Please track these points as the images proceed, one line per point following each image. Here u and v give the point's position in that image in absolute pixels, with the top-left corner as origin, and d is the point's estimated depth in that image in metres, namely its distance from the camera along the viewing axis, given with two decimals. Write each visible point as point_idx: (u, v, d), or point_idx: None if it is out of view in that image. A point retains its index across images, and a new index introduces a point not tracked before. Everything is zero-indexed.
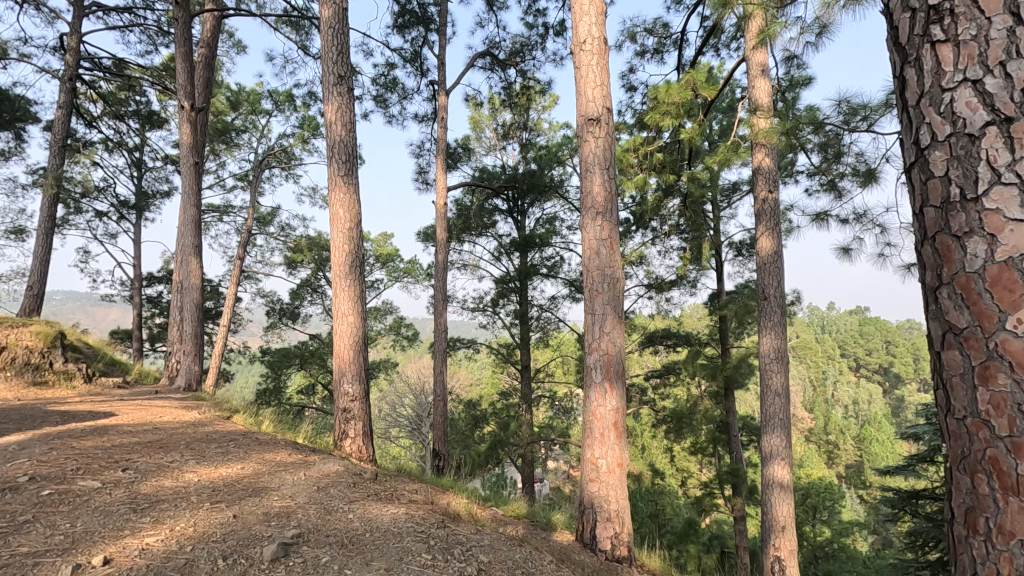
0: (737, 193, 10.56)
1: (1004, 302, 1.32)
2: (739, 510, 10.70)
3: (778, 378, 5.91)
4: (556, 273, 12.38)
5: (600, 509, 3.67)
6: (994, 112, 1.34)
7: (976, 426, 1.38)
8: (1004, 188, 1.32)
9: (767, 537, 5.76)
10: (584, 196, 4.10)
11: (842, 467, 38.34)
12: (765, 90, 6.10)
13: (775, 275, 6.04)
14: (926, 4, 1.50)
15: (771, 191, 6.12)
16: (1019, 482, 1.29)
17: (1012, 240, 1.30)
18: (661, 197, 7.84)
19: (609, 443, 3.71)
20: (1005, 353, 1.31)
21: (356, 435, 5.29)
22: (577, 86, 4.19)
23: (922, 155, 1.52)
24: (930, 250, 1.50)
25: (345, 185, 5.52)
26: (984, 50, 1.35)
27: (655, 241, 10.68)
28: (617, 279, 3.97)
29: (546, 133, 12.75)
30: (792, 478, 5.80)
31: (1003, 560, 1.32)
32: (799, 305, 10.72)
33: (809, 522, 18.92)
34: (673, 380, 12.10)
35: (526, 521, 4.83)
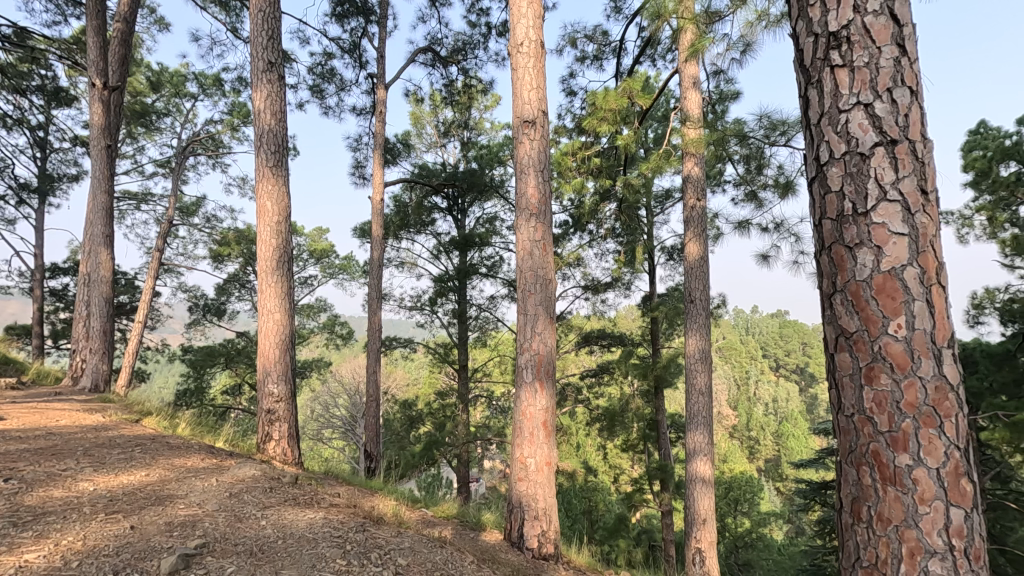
0: (670, 200, 10.98)
1: (886, 309, 1.46)
2: (666, 505, 11.12)
3: (702, 378, 6.19)
4: (495, 273, 12.41)
5: (528, 508, 3.70)
6: (882, 134, 1.49)
7: (862, 422, 1.49)
8: (889, 204, 1.47)
9: (689, 529, 6.02)
10: (518, 198, 4.14)
11: (762, 461, 40.88)
12: (695, 102, 6.38)
13: (701, 278, 6.33)
14: (826, 30, 1.59)
15: (699, 199, 6.40)
16: (897, 473, 1.42)
17: (894, 252, 1.45)
18: (598, 201, 8.03)
19: (537, 442, 3.75)
20: (886, 355, 1.45)
21: (281, 437, 5.08)
22: (514, 87, 4.22)
23: (820, 171, 1.61)
24: (827, 259, 1.59)
25: (273, 177, 5.28)
26: (875, 78, 1.50)
27: (592, 243, 10.91)
28: (549, 280, 4.03)
29: (488, 133, 12.76)
30: (713, 472, 6.09)
31: (882, 545, 1.44)
32: (725, 308, 11.27)
33: (730, 514, 20.00)
34: (607, 380, 12.41)
35: (456, 521, 4.83)
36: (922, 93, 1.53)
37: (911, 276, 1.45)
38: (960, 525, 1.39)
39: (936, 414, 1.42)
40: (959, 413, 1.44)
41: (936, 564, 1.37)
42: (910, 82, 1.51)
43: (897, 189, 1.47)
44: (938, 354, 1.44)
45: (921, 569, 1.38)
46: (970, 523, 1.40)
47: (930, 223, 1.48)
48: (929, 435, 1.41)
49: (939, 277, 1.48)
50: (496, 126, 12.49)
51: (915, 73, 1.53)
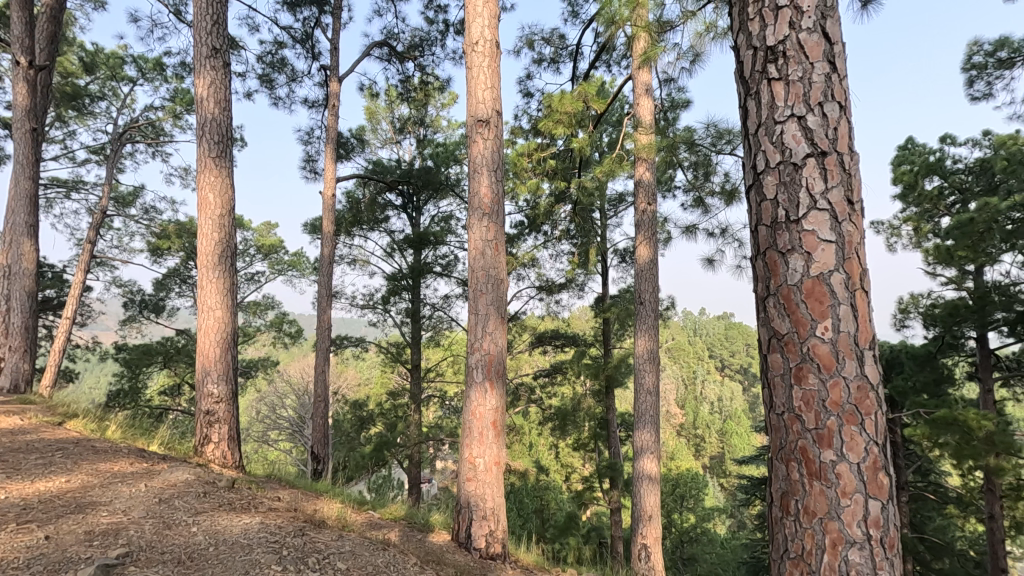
0: (623, 203, 11.20)
1: (814, 312, 1.54)
2: (616, 502, 11.33)
3: (650, 378, 6.34)
4: (449, 272, 12.33)
5: (476, 508, 3.69)
6: (814, 146, 1.56)
7: (791, 420, 1.56)
8: (818, 213, 1.55)
9: (636, 526, 6.15)
10: (471, 197, 4.12)
11: (707, 458, 42.38)
12: (648, 109, 6.53)
13: (651, 280, 6.48)
14: (764, 44, 1.66)
15: (650, 203, 6.56)
16: (822, 468, 1.50)
17: (823, 258, 1.53)
18: (553, 203, 8.09)
19: (487, 442, 3.75)
20: (815, 356, 1.53)
21: (220, 439, 4.87)
22: (468, 86, 4.21)
23: (757, 179, 1.67)
24: (761, 264, 1.66)
25: (216, 168, 5.06)
26: (807, 92, 1.58)
27: (547, 245, 10.99)
28: (501, 280, 4.03)
29: (445, 131, 12.65)
30: (659, 470, 6.26)
31: (807, 537, 1.51)
32: (674, 310, 11.59)
33: (677, 510, 20.61)
34: (559, 380, 12.55)
35: (403, 523, 4.76)
36: (850, 109, 1.62)
37: (837, 281, 1.53)
38: (877, 516, 1.47)
39: (857, 411, 1.50)
40: (878, 410, 1.53)
41: (855, 553, 1.45)
42: (839, 98, 1.60)
43: (826, 199, 1.55)
44: (860, 355, 1.52)
45: (842, 558, 1.46)
46: (887, 514, 1.49)
47: (855, 231, 1.57)
48: (851, 432, 1.49)
49: (863, 283, 1.57)
50: (453, 124, 12.41)
51: (844, 89, 1.62)
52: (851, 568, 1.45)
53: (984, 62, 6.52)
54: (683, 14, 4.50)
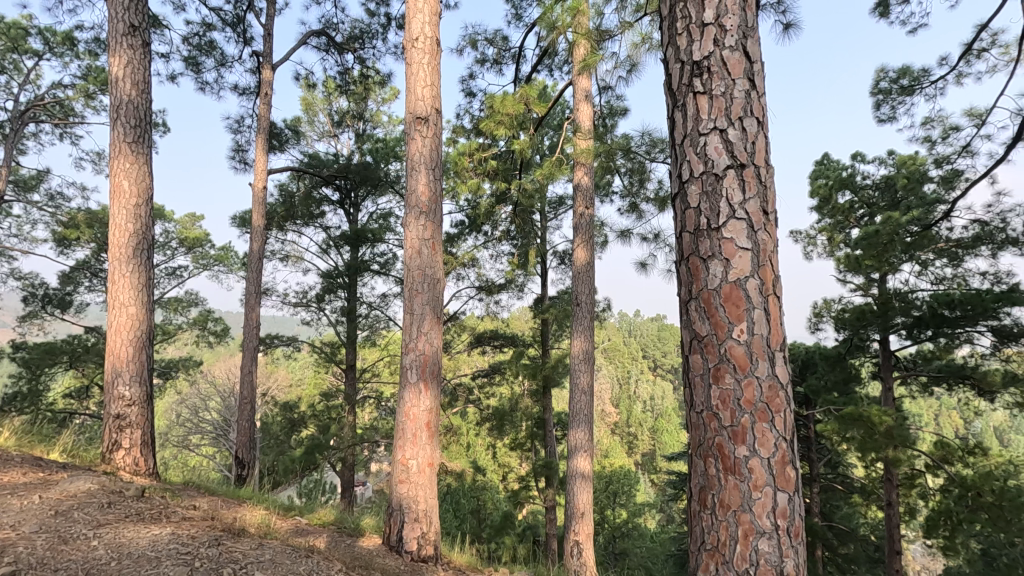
0: (563, 206, 11.39)
1: (731, 315, 1.62)
2: (551, 500, 11.49)
3: (585, 378, 6.48)
4: (387, 271, 12.09)
5: (408, 510, 3.64)
6: (733, 158, 1.65)
7: (709, 418, 1.64)
8: (737, 222, 1.63)
9: (569, 524, 6.26)
10: (408, 195, 4.06)
11: (639, 455, 43.83)
12: (587, 114, 6.67)
13: (588, 282, 6.63)
14: (690, 58, 1.74)
15: (587, 207, 6.70)
16: (736, 463, 1.58)
17: (740, 264, 1.62)
18: (494, 204, 8.09)
19: (420, 443, 3.71)
20: (731, 357, 1.61)
21: (132, 445, 4.54)
22: (407, 82, 4.14)
23: (682, 188, 1.75)
24: (685, 269, 1.73)
25: (132, 154, 4.72)
26: (729, 107, 1.67)
27: (487, 245, 11.00)
28: (437, 280, 4.00)
29: (385, 126, 12.39)
30: (592, 468, 6.40)
31: (722, 529, 1.59)
32: (610, 311, 11.90)
33: (610, 506, 21.16)
34: (498, 380, 12.60)
35: (332, 528, 4.62)
36: (767, 125, 1.72)
37: (752, 286, 1.63)
38: (784, 507, 1.57)
39: (768, 409, 1.60)
40: (788, 408, 1.63)
41: (764, 543, 1.54)
42: (758, 114, 1.70)
43: (744, 209, 1.64)
44: (772, 356, 1.62)
45: (753, 548, 1.54)
46: (794, 505, 1.59)
47: (769, 240, 1.67)
48: (762, 428, 1.59)
49: (775, 289, 1.67)
50: (393, 120, 12.17)
51: (762, 106, 1.72)
52: (760, 557, 1.54)
53: (890, 88, 7.13)
54: (621, 24, 4.64)
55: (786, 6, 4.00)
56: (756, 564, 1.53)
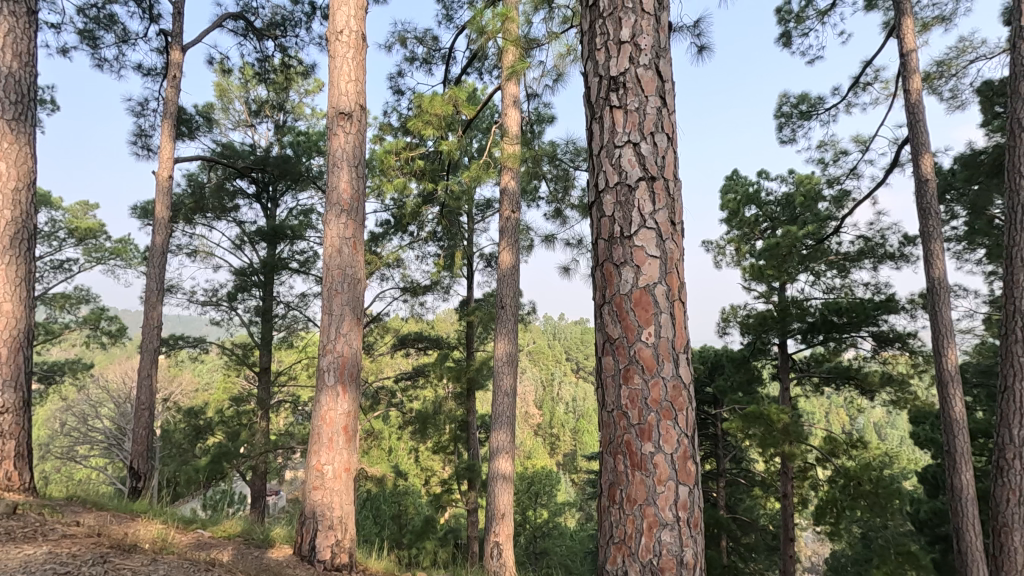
0: (490, 209, 11.44)
1: (641, 319, 1.71)
2: (473, 502, 11.49)
3: (507, 380, 6.54)
4: (307, 269, 11.61)
5: (321, 518, 3.50)
6: (645, 171, 1.75)
7: (619, 416, 1.72)
8: (647, 231, 1.73)
9: (489, 525, 6.28)
10: (328, 191, 3.93)
11: (561, 455, 44.77)
12: (514, 120, 6.75)
13: (512, 285, 6.70)
14: (607, 74, 1.82)
15: (513, 211, 6.78)
16: (643, 459, 1.67)
17: (649, 271, 1.72)
18: (421, 204, 7.98)
19: (337, 448, 3.59)
20: (639, 358, 1.70)
21: (3, 458, 4.05)
22: (330, 76, 4.02)
23: (598, 197, 1.82)
24: (599, 274, 1.81)
25: (12, 134, 4.24)
26: (642, 122, 1.77)
27: (413, 245, 10.84)
28: (358, 280, 3.90)
29: (308, 119, 11.91)
30: (514, 469, 6.46)
31: (629, 523, 1.67)
32: (534, 314, 12.10)
33: (532, 507, 21.47)
34: (422, 383, 12.42)
35: (238, 540, 4.37)
36: (676, 140, 1.83)
37: (660, 292, 1.72)
38: (684, 500, 1.68)
39: (672, 407, 1.70)
40: (690, 406, 1.74)
41: (666, 534, 1.64)
42: (668, 130, 1.81)
43: (654, 219, 1.74)
44: (676, 357, 1.73)
45: (656, 539, 1.63)
46: (693, 497, 1.70)
47: (676, 249, 1.78)
48: (666, 426, 1.69)
49: (680, 295, 1.79)
50: (317, 113, 11.71)
51: (672, 123, 1.83)
52: (663, 547, 1.63)
53: (791, 112, 7.78)
54: (549, 33, 4.74)
55: (701, 30, 4.27)
56: (658, 554, 1.62)
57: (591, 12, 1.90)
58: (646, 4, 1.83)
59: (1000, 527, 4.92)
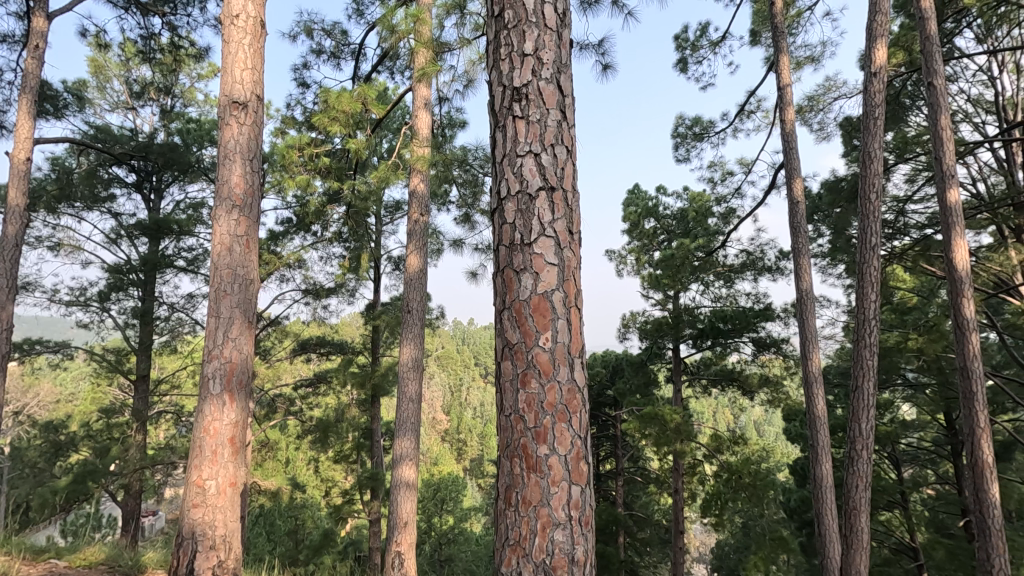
0: (399, 211, 11.23)
1: (539, 324, 1.76)
2: (376, 512, 11.12)
3: (413, 385, 6.41)
4: (195, 268, 10.71)
5: (202, 538, 3.19)
6: (545, 181, 1.80)
7: (516, 420, 1.76)
8: (545, 239, 1.78)
9: (391, 535, 6.07)
10: (219, 184, 3.66)
11: (468, 460, 44.72)
12: (425, 122, 6.67)
13: (419, 289, 6.59)
14: (510, 85, 1.87)
15: (422, 214, 6.70)
16: (538, 461, 1.71)
17: (547, 277, 1.77)
18: (326, 203, 7.63)
19: (221, 462, 3.34)
20: (536, 362, 1.75)
21: None
22: (224, 62, 3.76)
23: (500, 205, 1.86)
24: (499, 281, 1.84)
25: None
26: (543, 133, 1.82)
27: (316, 245, 10.35)
28: (250, 281, 3.66)
29: (200, 106, 11.04)
30: (418, 476, 6.32)
31: (523, 523, 1.70)
32: (443, 319, 11.99)
33: (437, 514, 21.23)
34: (323, 389, 11.87)
35: (101, 569, 3.91)
36: (576, 153, 1.91)
37: (557, 299, 1.78)
38: (577, 499, 1.73)
39: (567, 410, 1.75)
40: (583, 409, 1.81)
41: (559, 533, 1.69)
42: (567, 143, 1.88)
43: (552, 228, 1.80)
44: (571, 362, 1.79)
45: (550, 539, 1.68)
46: (584, 497, 1.76)
47: (573, 257, 1.84)
48: (561, 428, 1.74)
49: (577, 302, 1.86)
50: (210, 99, 10.85)
51: (571, 136, 1.90)
52: (556, 546, 1.68)
53: (685, 133, 8.36)
54: (460, 39, 4.75)
55: (606, 50, 4.49)
56: (551, 554, 1.66)
57: (496, 23, 1.94)
58: (549, 20, 1.90)
59: (851, 510, 5.56)
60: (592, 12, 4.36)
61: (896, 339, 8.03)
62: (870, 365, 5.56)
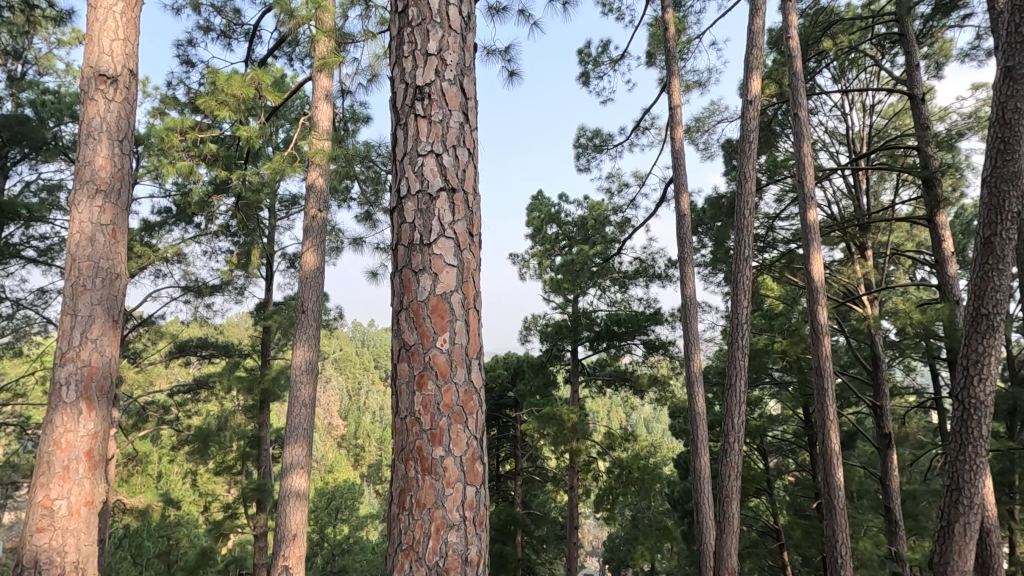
0: (295, 206, 10.66)
1: (435, 326, 1.75)
2: (262, 526, 10.40)
3: (306, 389, 6.07)
4: (50, 260, 9.43)
5: (46, 568, 2.79)
6: (445, 182, 1.80)
7: (411, 422, 1.74)
8: (445, 241, 1.78)
9: (277, 548, 5.68)
10: (79, 166, 3.26)
11: (365, 466, 43.36)
12: (326, 114, 6.36)
13: (315, 289, 6.24)
14: (413, 83, 1.84)
15: (320, 210, 6.37)
16: (432, 463, 1.70)
17: (445, 279, 1.77)
18: (212, 193, 7.04)
19: (74, 479, 2.96)
20: (433, 364, 1.74)
21: None
22: (88, 29, 3.35)
23: (399, 204, 1.83)
24: (397, 281, 1.81)
25: None
26: (445, 134, 1.82)
27: (199, 239, 9.51)
28: (116, 276, 3.29)
29: (59, 76, 9.72)
30: (309, 485, 5.98)
31: (417, 527, 1.68)
32: (341, 321, 11.53)
33: (331, 523, 20.36)
34: (204, 395, 10.92)
35: None
36: (477, 156, 1.92)
37: (455, 300, 1.78)
38: (471, 500, 1.74)
39: (463, 411, 1.76)
40: (480, 410, 1.83)
41: (452, 535, 1.68)
42: (469, 146, 1.89)
43: (452, 229, 1.80)
44: (469, 363, 1.80)
45: (443, 541, 1.67)
46: (478, 497, 1.78)
47: (473, 258, 1.86)
48: (457, 429, 1.74)
49: (476, 304, 1.87)
50: (72, 69, 9.55)
51: (474, 139, 1.92)
52: (448, 548, 1.67)
53: (587, 144, 8.72)
54: (364, 31, 4.61)
55: (512, 57, 4.58)
56: (444, 556, 1.66)
57: (400, 19, 1.91)
58: (453, 22, 1.90)
59: (724, 497, 6.06)
60: (500, 19, 4.42)
61: (765, 342, 8.92)
62: (742, 365, 6.12)
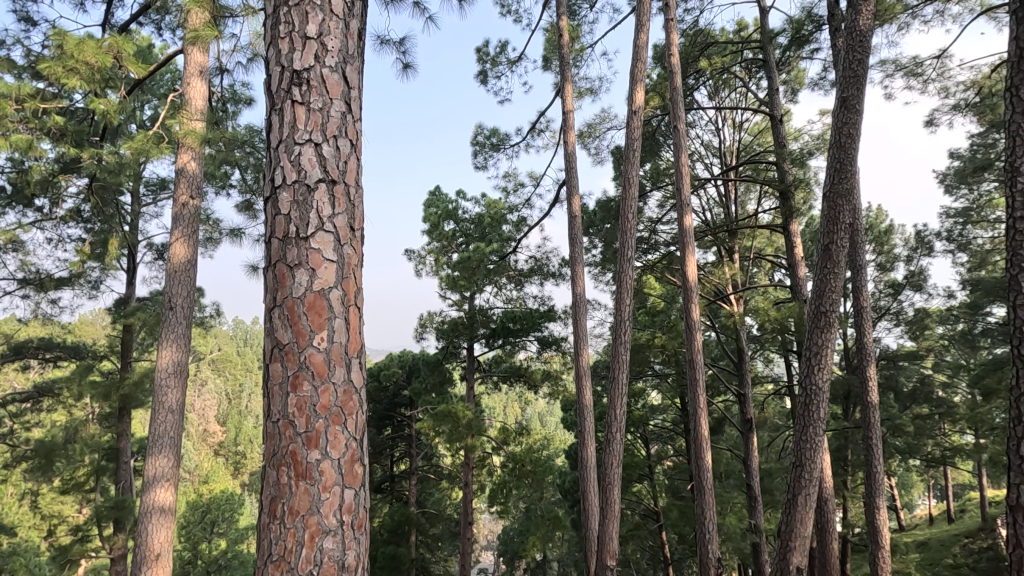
0: (165, 191, 9.64)
1: (313, 324, 1.67)
2: (121, 548, 9.28)
3: (173, 394, 5.48)
4: None
5: None
6: (325, 173, 1.72)
7: (285, 426, 1.64)
8: (324, 235, 1.70)
9: (136, 572, 5.08)
10: None
11: (246, 474, 40.43)
12: (200, 92, 5.80)
13: (185, 283, 5.65)
14: (291, 67, 1.75)
15: (192, 197, 5.78)
16: (308, 467, 1.62)
17: (324, 275, 1.69)
18: (57, 172, 6.13)
19: None
20: (309, 363, 1.65)
21: None
22: None
23: (274, 194, 1.72)
24: (271, 276, 1.70)
25: None
26: (325, 123, 1.74)
27: (42, 224, 8.27)
28: None
29: None
30: (175, 498, 5.42)
31: (289, 535, 1.59)
32: (219, 318, 10.61)
33: (206, 538, 18.73)
34: (47, 404, 9.51)
35: None
36: (360, 148, 1.86)
37: (335, 297, 1.71)
38: (349, 502, 1.68)
39: (342, 412, 1.70)
40: (360, 410, 1.77)
41: (329, 540, 1.61)
42: (352, 136, 1.81)
43: (332, 223, 1.73)
44: (349, 362, 1.73)
45: (318, 548, 1.59)
46: (358, 499, 1.72)
47: (354, 254, 1.79)
48: (335, 431, 1.67)
49: (356, 300, 1.80)
50: None
51: (356, 130, 1.84)
52: (324, 556, 1.60)
53: (484, 142, 8.78)
54: (244, 6, 4.25)
55: (407, 48, 4.48)
56: (319, 563, 1.59)
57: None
58: (335, 5, 1.82)
59: (608, 484, 6.38)
60: (395, 8, 4.30)
61: (647, 338, 9.54)
62: (624, 359, 6.50)
